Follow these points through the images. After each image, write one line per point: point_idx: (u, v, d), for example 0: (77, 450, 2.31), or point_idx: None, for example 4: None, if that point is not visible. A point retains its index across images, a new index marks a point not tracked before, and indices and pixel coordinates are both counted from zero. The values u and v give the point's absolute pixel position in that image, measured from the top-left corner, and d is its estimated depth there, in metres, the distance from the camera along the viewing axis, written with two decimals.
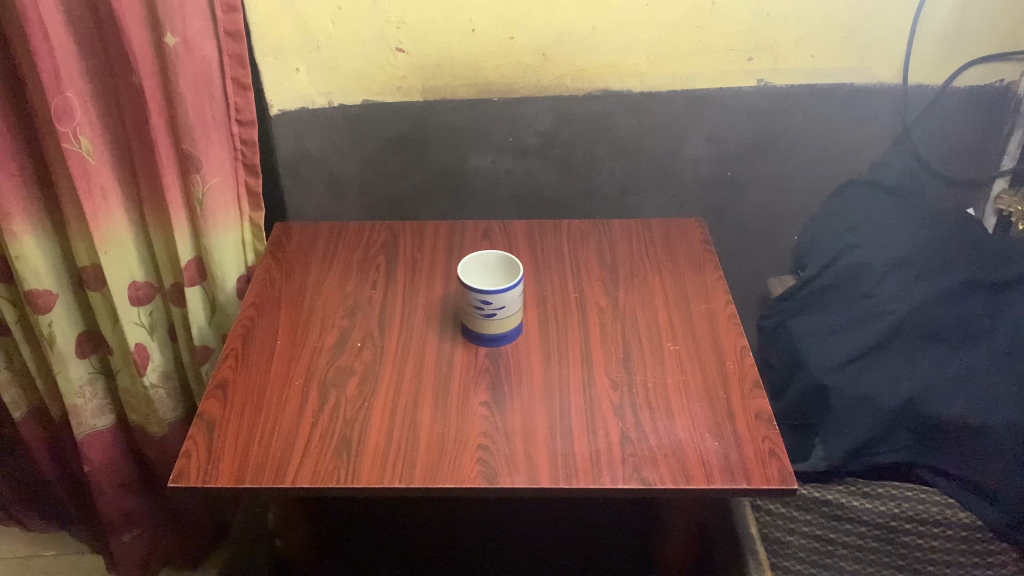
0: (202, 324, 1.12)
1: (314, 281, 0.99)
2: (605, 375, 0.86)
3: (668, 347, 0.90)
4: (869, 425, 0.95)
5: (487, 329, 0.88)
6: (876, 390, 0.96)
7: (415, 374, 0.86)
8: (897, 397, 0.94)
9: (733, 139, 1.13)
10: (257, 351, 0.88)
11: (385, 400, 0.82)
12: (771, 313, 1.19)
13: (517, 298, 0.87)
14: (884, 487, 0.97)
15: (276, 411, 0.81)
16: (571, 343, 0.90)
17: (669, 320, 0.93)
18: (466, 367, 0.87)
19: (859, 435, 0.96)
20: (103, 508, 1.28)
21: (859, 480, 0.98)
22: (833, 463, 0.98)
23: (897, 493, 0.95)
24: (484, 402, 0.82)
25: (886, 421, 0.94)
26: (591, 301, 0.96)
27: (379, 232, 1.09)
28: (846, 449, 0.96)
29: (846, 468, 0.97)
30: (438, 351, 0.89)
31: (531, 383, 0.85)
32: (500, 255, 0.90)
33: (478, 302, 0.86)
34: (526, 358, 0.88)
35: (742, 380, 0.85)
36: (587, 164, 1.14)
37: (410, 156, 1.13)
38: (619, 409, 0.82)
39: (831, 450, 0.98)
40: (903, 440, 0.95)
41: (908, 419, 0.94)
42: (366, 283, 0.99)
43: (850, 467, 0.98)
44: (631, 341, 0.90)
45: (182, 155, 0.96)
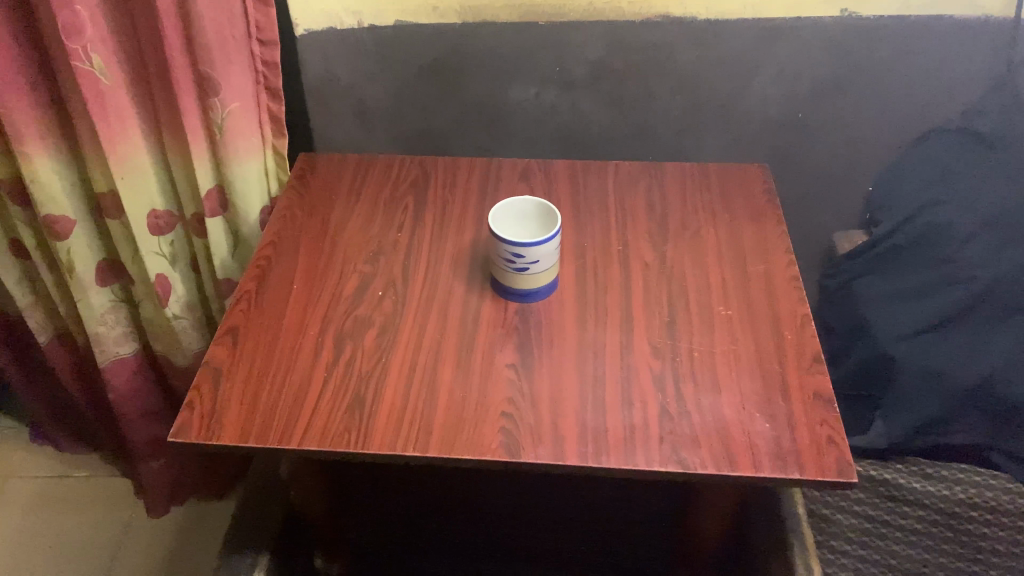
0: (224, 257, 1.07)
1: (338, 219, 0.93)
2: (647, 342, 0.77)
3: (719, 310, 0.81)
4: (939, 403, 0.90)
5: (517, 284, 0.80)
6: (948, 369, 0.90)
7: (437, 330, 0.78)
8: (972, 376, 0.88)
9: (806, 78, 1.01)
10: (272, 297, 0.82)
11: (403, 357, 0.76)
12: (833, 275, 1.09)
13: (553, 252, 0.79)
14: (947, 470, 0.92)
15: (289, 364, 0.75)
16: (611, 302, 0.82)
17: (722, 281, 0.84)
18: (494, 324, 0.79)
19: (925, 413, 0.91)
20: (129, 433, 1.26)
21: (921, 461, 0.93)
22: (895, 440, 0.93)
23: (963, 477, 0.91)
24: (511, 364, 0.75)
25: (957, 400, 0.90)
26: (636, 255, 0.87)
27: (410, 168, 1.00)
28: (910, 428, 0.92)
29: (906, 446, 0.93)
30: (463, 305, 0.81)
31: (563, 346, 0.77)
32: (538, 203, 0.81)
33: (509, 255, 0.77)
34: (560, 318, 0.80)
35: (800, 353, 0.76)
36: (641, 99, 1.03)
37: (446, 86, 1.03)
38: (658, 381, 0.74)
39: (892, 426, 0.93)
40: (973, 420, 0.90)
41: (981, 398, 0.89)
42: (390, 224, 0.92)
43: (913, 445, 0.93)
44: (677, 302, 0.82)
45: (200, 77, 0.89)
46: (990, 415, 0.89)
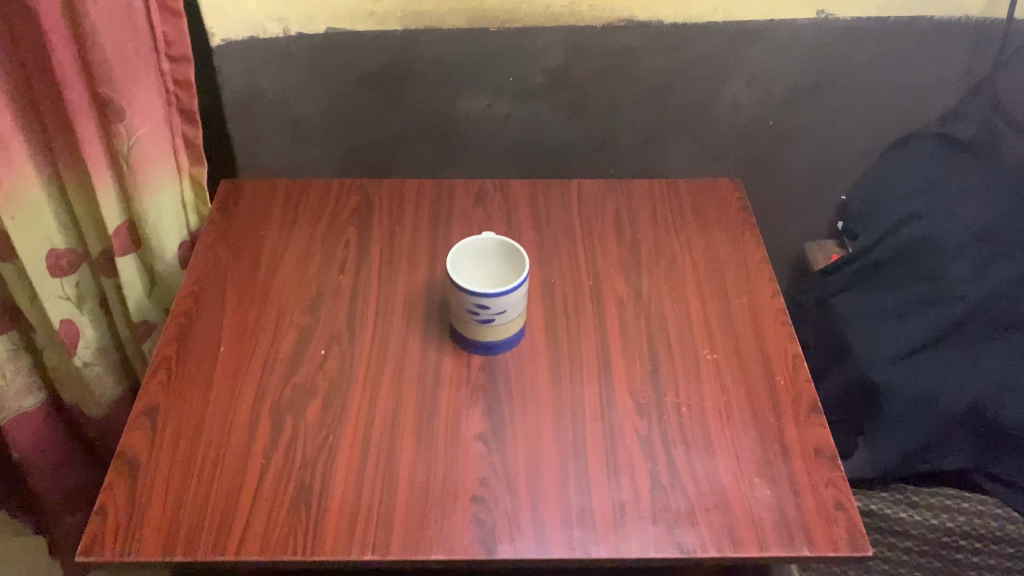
0: (140, 299, 0.94)
1: (268, 259, 0.81)
2: (629, 395, 0.68)
3: (705, 355, 0.71)
4: (926, 430, 0.80)
5: (481, 336, 0.70)
6: (938, 390, 0.80)
7: (392, 395, 0.69)
8: (966, 398, 0.79)
9: (780, 83, 0.93)
10: (196, 366, 0.72)
11: (355, 432, 0.66)
12: (807, 292, 1.02)
13: (521, 299, 0.69)
14: (935, 497, 0.82)
15: (220, 454, 0.65)
16: (586, 348, 0.72)
17: (705, 316, 0.75)
18: (457, 384, 0.69)
19: (912, 440, 0.81)
20: (39, 486, 1.13)
21: (907, 487, 0.84)
22: (882, 469, 0.83)
23: (952, 505, 0.81)
24: (479, 436, 0.66)
25: (947, 426, 0.80)
26: (609, 289, 0.78)
27: (350, 192, 0.89)
28: (897, 455, 0.81)
29: (894, 475, 0.83)
30: (421, 363, 0.71)
31: (536, 407, 0.68)
32: (498, 240, 0.71)
33: (472, 306, 0.68)
34: (531, 372, 0.71)
35: (797, 402, 0.68)
36: (604, 109, 0.94)
37: (388, 98, 0.91)
38: (643, 445, 0.65)
39: (877, 453, 0.83)
40: (963, 445, 0.80)
41: (975, 422, 0.79)
42: (330, 263, 0.81)
43: (899, 473, 0.83)
44: (658, 345, 0.72)
45: (100, 100, 0.76)
46: (981, 438, 0.80)
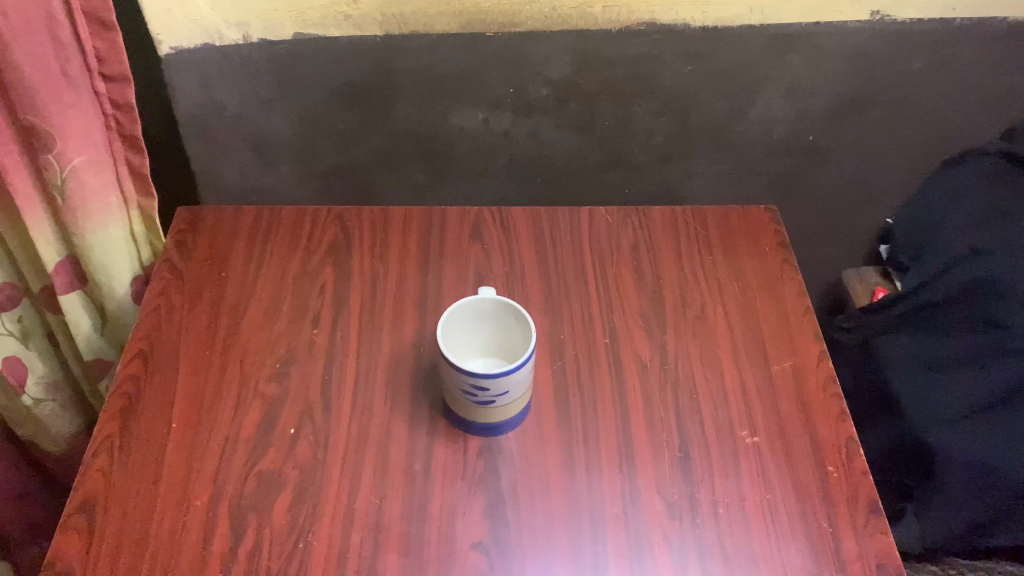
0: (91, 337, 0.81)
1: (229, 307, 0.69)
2: (658, 493, 0.58)
3: (743, 437, 0.62)
4: (984, 504, 0.70)
5: (479, 417, 0.59)
6: (1000, 462, 0.69)
7: (375, 492, 0.58)
8: None
9: (822, 94, 0.81)
10: (143, 447, 0.59)
11: (330, 538, 0.55)
12: (850, 333, 0.91)
13: (527, 376, 0.58)
14: None
15: (169, 570, 0.53)
16: (604, 429, 0.62)
17: (743, 387, 0.65)
18: (451, 476, 0.59)
19: (969, 515, 0.71)
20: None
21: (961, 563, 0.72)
22: (933, 542, 0.74)
23: None
24: (477, 544, 0.55)
25: (1010, 502, 0.69)
26: (628, 349, 0.67)
27: (327, 223, 0.77)
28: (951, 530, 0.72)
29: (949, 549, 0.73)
30: (409, 449, 0.60)
31: (547, 507, 0.57)
32: (500, 302, 0.60)
33: (468, 387, 0.57)
34: (539, 460, 0.60)
35: (852, 500, 0.59)
36: (617, 124, 0.82)
37: (368, 113, 0.79)
38: (679, 563, 0.55)
39: (930, 526, 0.74)
40: None
41: None
42: (302, 314, 0.69)
43: (955, 547, 0.73)
44: (688, 424, 0.62)
45: (23, 128, 0.63)
46: None
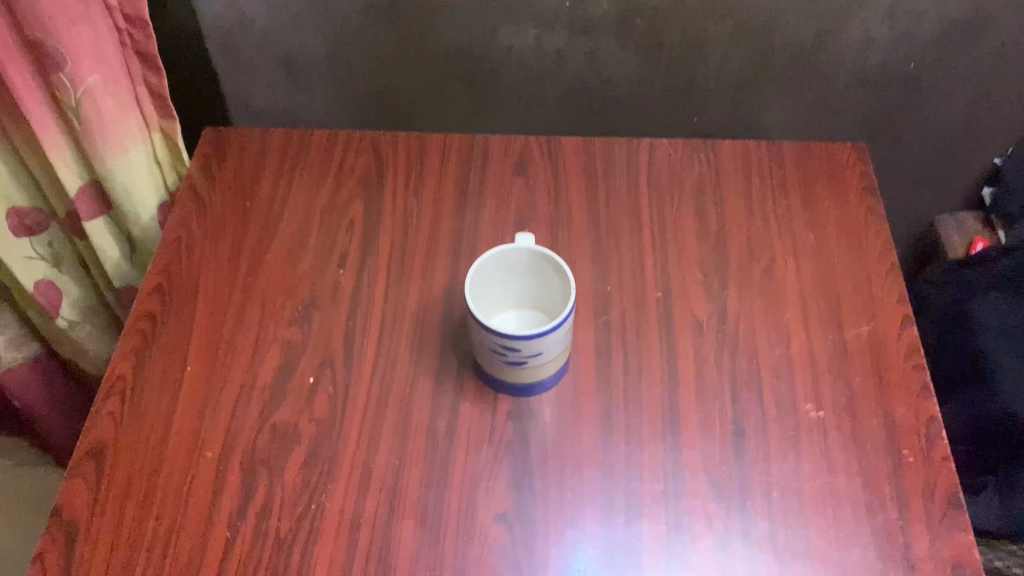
0: (121, 264, 0.78)
1: (251, 243, 0.65)
2: (706, 476, 0.53)
3: (806, 412, 0.55)
4: None
5: (510, 377, 0.54)
6: None
7: (395, 451, 0.53)
8: None
9: (930, 14, 0.69)
10: (155, 394, 0.56)
11: (343, 499, 0.51)
12: (939, 289, 0.82)
13: (564, 337, 0.52)
14: None
15: (178, 530, 0.50)
16: (648, 398, 0.56)
17: (810, 355, 0.58)
18: (477, 440, 0.54)
19: None
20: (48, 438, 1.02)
21: None
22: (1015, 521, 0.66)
23: None
24: (500, 516, 0.51)
25: None
26: (682, 307, 0.60)
27: (360, 151, 0.71)
28: None
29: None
30: (433, 407, 0.55)
31: (579, 483, 0.52)
32: (539, 252, 0.54)
33: (497, 347, 0.51)
34: (574, 430, 0.55)
35: (928, 491, 0.52)
36: (686, 46, 0.72)
37: (407, 29, 0.71)
38: (721, 560, 0.49)
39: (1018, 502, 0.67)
40: None
41: None
42: (326, 254, 0.64)
43: None
44: (744, 395, 0.56)
45: (31, 44, 0.59)
46: None
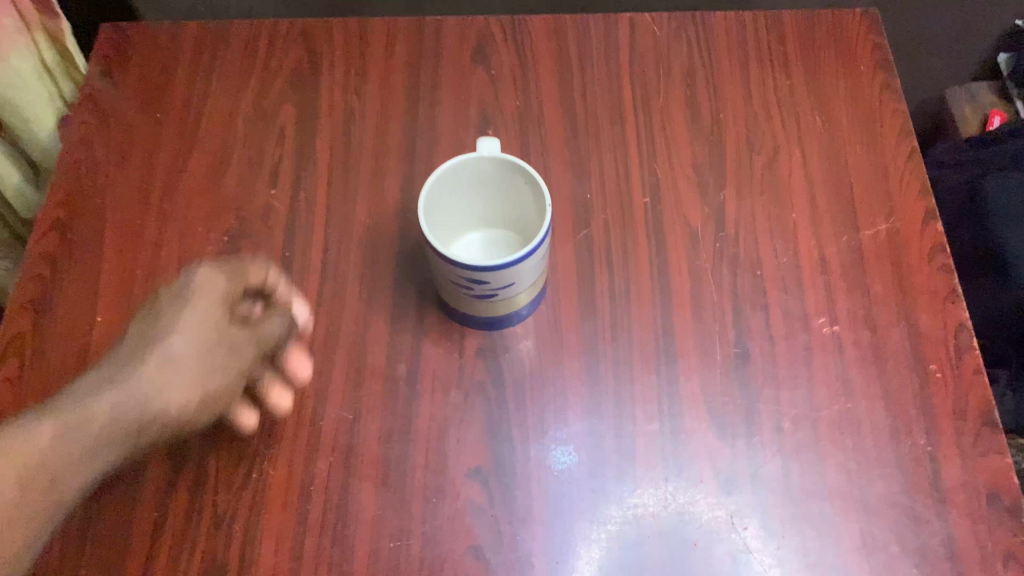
0: (28, 195, 0.68)
1: (163, 160, 0.55)
2: (707, 413, 0.46)
3: (820, 326, 0.48)
4: None
5: (479, 311, 0.46)
6: None
7: (348, 404, 0.46)
8: None
9: None
10: (61, 350, 0.48)
11: (290, 463, 0.45)
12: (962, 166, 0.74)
13: (539, 264, 0.44)
14: None
15: (98, 505, 0.44)
16: (638, 323, 0.48)
17: (822, 261, 0.50)
18: (444, 384, 0.47)
19: None
20: None
21: None
22: None
23: None
24: (474, 471, 0.44)
25: None
26: (675, 213, 0.52)
27: (288, 44, 0.60)
28: None
29: None
30: (391, 350, 0.48)
31: (563, 428, 0.45)
32: (506, 160, 0.44)
33: (462, 281, 0.43)
34: (554, 367, 0.47)
35: (962, 409, 0.45)
36: None
37: None
38: (729, 508, 0.43)
39: None
40: None
41: None
42: (252, 171, 0.54)
43: None
44: (748, 311, 0.48)
45: None
46: None
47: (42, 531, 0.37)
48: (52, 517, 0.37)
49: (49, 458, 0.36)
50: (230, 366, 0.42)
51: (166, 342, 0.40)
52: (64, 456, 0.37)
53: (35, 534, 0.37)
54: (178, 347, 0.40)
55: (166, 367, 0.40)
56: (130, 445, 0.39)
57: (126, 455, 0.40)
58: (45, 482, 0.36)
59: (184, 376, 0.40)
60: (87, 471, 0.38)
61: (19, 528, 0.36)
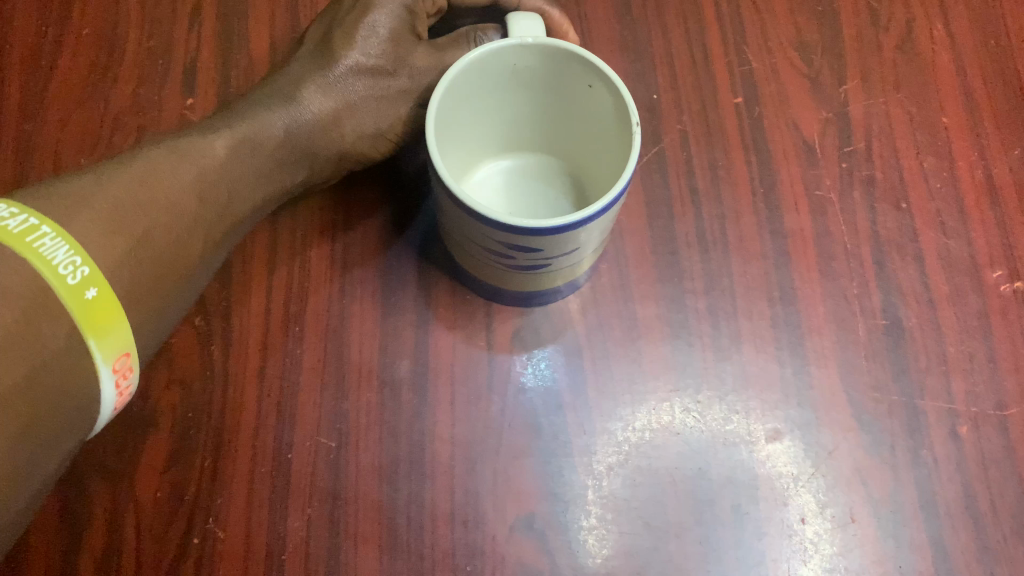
0: None
1: (23, 51, 0.38)
2: (854, 423, 0.32)
3: (994, 281, 0.34)
4: None
5: (512, 284, 0.31)
6: None
7: (329, 426, 0.31)
8: None
9: None
10: None
11: (247, 521, 0.30)
12: None
13: (611, 224, 0.28)
14: None
15: None
16: (744, 290, 0.34)
17: (987, 183, 0.36)
18: (468, 388, 0.32)
19: None
20: None
21: None
22: None
23: None
24: (524, 522, 0.30)
25: None
26: (778, 118, 0.36)
27: None
28: None
29: None
30: (385, 341, 0.33)
31: (651, 454, 0.31)
32: (561, 47, 0.28)
33: (497, 246, 0.28)
34: (627, 362, 0.33)
35: None
36: None
37: None
38: (896, 559, 0.30)
39: None
40: None
41: None
42: (156, 79, 0.37)
43: None
44: (892, 264, 0.34)
45: None
46: None
47: (174, 308, 0.24)
48: (193, 269, 0.25)
49: (157, 196, 0.24)
50: (398, 105, 0.32)
51: (332, 68, 0.31)
52: (182, 241, 0.24)
53: (174, 301, 0.24)
54: (347, 87, 0.31)
55: (352, 77, 0.31)
56: (300, 172, 0.31)
57: (272, 197, 0.30)
58: (211, 202, 0.26)
59: (359, 99, 0.31)
60: (257, 181, 0.29)
61: (163, 292, 0.23)
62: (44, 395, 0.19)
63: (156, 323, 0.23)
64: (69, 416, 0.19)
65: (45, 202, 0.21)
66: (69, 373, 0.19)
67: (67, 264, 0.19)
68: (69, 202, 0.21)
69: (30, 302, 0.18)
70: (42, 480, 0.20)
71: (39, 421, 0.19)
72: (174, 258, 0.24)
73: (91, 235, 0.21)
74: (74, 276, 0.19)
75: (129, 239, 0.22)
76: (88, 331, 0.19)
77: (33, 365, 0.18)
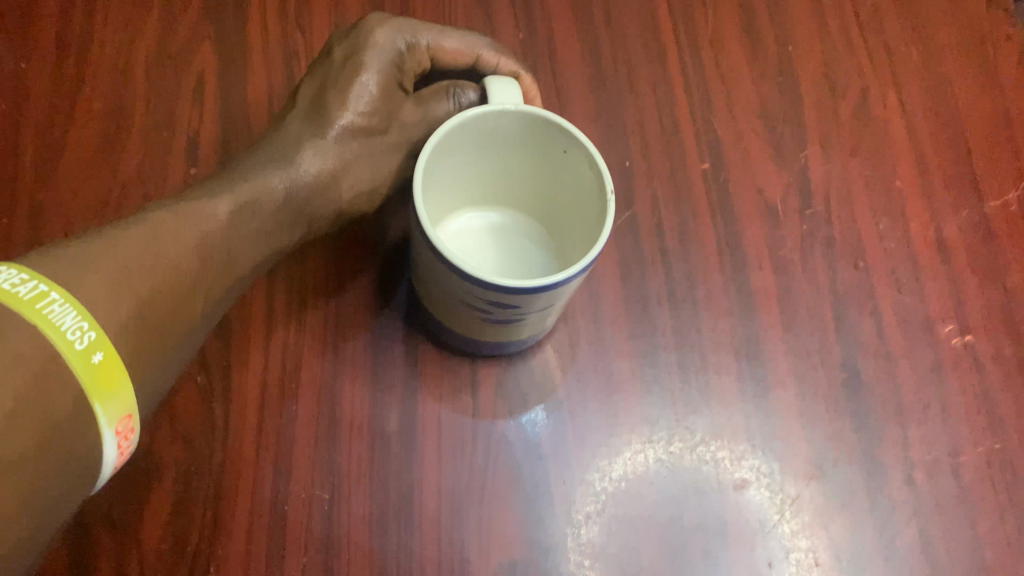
0: None
1: (38, 120, 0.40)
2: (816, 470, 0.34)
3: (946, 334, 0.36)
4: None
5: (492, 339, 0.33)
6: None
7: (322, 477, 0.33)
8: None
9: None
10: None
11: (244, 569, 0.32)
12: None
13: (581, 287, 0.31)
14: None
15: None
16: (713, 344, 0.36)
17: (939, 241, 0.38)
18: (455, 439, 0.34)
19: None
20: None
21: None
22: None
23: None
24: (508, 567, 0.32)
25: None
26: (744, 182, 0.39)
27: None
28: None
29: None
30: (376, 395, 0.35)
31: (628, 502, 0.33)
32: (538, 117, 0.30)
33: (478, 302, 0.30)
34: (604, 414, 0.35)
35: None
36: None
37: None
38: None
39: None
40: None
41: None
42: (162, 150, 0.40)
43: None
44: (852, 318, 0.37)
45: None
46: None
47: (174, 359, 0.26)
48: (194, 323, 0.27)
49: (163, 255, 0.25)
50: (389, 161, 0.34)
51: (330, 128, 0.33)
52: (183, 298, 0.26)
53: (174, 354, 0.26)
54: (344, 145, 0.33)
55: (347, 138, 0.33)
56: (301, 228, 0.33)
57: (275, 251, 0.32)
58: (214, 260, 0.28)
59: (354, 156, 0.33)
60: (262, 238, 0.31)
61: (164, 346, 0.25)
62: (53, 453, 0.20)
63: (156, 375, 0.25)
64: (76, 472, 0.21)
65: (58, 266, 0.22)
66: (75, 432, 0.20)
67: (73, 329, 0.21)
68: (76, 265, 0.23)
69: (41, 367, 0.20)
70: (52, 529, 0.21)
71: (48, 476, 0.20)
72: (177, 312, 0.25)
73: (96, 298, 0.22)
74: (82, 341, 0.21)
75: (131, 301, 0.23)
76: (93, 391, 0.20)
77: (43, 427, 0.20)
